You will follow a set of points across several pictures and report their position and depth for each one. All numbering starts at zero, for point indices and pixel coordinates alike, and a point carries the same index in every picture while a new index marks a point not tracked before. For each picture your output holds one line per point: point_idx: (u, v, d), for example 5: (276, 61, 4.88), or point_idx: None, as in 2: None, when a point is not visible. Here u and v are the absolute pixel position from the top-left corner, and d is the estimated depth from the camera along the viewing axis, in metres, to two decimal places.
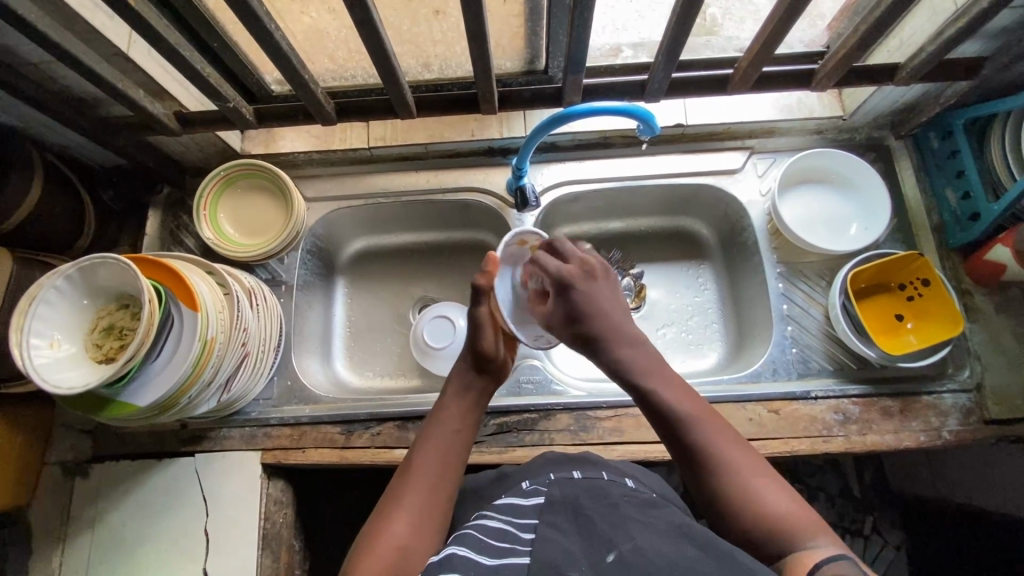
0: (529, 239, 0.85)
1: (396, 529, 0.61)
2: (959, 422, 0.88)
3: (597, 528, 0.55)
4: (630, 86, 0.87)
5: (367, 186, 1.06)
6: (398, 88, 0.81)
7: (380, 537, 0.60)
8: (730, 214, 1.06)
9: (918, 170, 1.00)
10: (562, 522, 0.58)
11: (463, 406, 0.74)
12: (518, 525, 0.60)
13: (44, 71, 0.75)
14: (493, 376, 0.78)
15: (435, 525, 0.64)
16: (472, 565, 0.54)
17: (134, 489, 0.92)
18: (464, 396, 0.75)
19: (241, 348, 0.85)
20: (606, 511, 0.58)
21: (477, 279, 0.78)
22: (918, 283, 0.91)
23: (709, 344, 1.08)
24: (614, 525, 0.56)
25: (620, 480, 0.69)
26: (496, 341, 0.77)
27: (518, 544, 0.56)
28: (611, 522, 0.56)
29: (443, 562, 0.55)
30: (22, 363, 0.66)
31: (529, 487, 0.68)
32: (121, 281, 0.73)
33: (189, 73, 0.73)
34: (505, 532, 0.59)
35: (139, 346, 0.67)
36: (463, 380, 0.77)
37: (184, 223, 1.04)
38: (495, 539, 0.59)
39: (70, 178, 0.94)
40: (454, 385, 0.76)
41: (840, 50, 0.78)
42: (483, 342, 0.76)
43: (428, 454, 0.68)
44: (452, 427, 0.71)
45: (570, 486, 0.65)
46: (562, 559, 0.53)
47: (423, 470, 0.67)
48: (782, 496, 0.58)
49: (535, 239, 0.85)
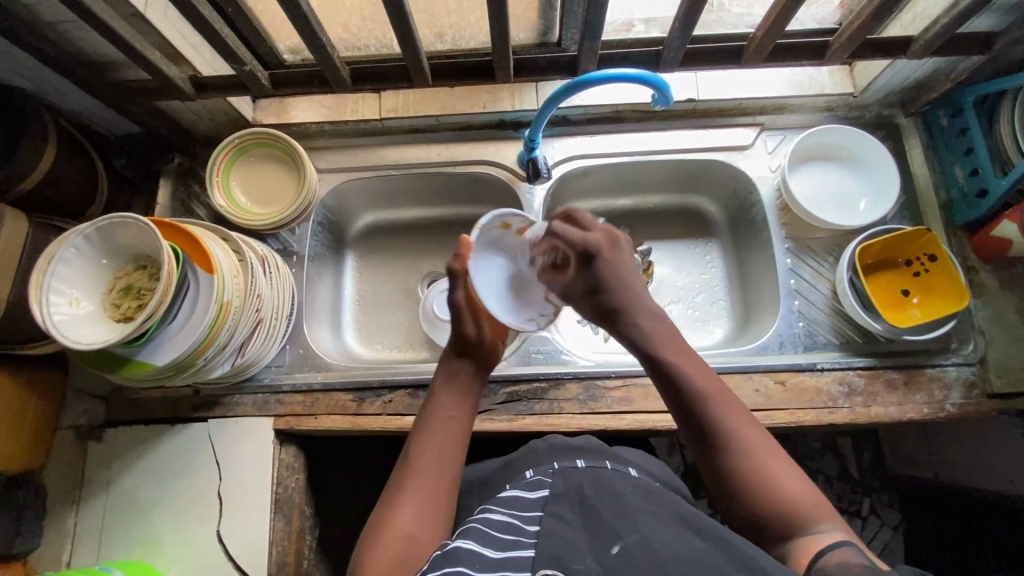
0: (512, 219, 0.78)
1: (401, 525, 0.63)
2: (962, 395, 0.90)
3: (603, 520, 0.59)
4: (646, 56, 0.88)
5: (378, 158, 1.06)
6: (414, 55, 0.81)
7: (387, 532, 0.62)
8: (739, 191, 1.06)
9: (927, 148, 1.00)
10: (567, 513, 0.61)
11: (457, 392, 0.75)
12: (525, 516, 0.62)
13: (61, 31, 0.76)
14: (478, 358, 0.79)
15: (439, 518, 0.66)
16: (477, 558, 0.56)
17: (148, 452, 0.93)
18: (455, 380, 0.76)
19: (255, 314, 0.85)
20: (611, 501, 0.61)
21: (452, 263, 0.79)
22: (925, 259, 0.92)
23: (716, 320, 1.09)
24: (620, 516, 0.58)
25: (623, 469, 0.73)
26: (475, 324, 0.78)
27: (524, 536, 0.59)
28: (617, 513, 0.59)
29: (449, 555, 0.56)
30: (42, 318, 0.67)
31: (534, 476, 0.71)
32: (139, 242, 0.74)
33: (207, 33, 0.73)
34: (511, 522, 0.61)
35: (158, 306, 0.68)
36: (451, 366, 0.78)
37: (195, 193, 1.04)
38: (502, 528, 0.60)
39: (83, 143, 0.94)
40: (445, 372, 0.78)
41: (856, 21, 0.78)
42: (462, 326, 0.78)
43: (426, 447, 0.70)
44: (447, 418, 0.73)
45: (573, 475, 0.68)
46: (568, 552, 0.55)
47: (424, 462, 0.68)
48: (792, 478, 0.61)
49: (518, 218, 0.78)
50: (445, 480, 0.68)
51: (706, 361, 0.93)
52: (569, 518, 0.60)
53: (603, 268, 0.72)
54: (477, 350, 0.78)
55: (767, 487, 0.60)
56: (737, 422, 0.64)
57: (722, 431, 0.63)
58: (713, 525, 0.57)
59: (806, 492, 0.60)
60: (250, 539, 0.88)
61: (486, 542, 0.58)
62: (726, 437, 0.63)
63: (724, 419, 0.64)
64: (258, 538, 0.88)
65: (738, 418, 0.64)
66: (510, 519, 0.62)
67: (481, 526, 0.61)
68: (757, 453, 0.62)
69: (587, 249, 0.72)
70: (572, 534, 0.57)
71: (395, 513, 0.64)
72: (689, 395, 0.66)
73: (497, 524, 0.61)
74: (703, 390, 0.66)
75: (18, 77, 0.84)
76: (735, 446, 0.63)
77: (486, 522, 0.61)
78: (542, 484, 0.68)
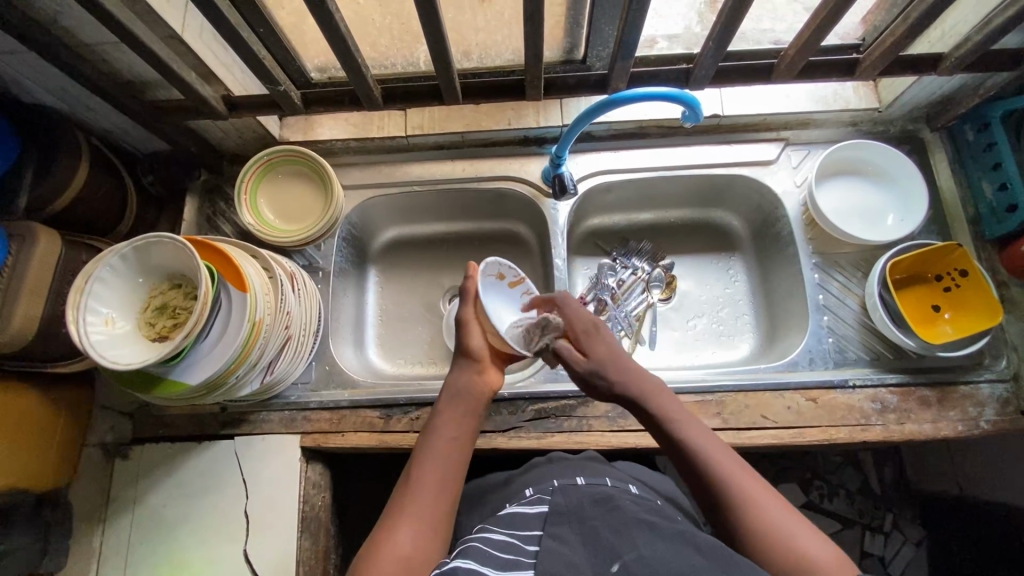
0: (507, 272, 0.82)
1: (400, 542, 0.61)
2: (996, 412, 0.89)
3: (602, 538, 0.56)
4: (675, 74, 0.89)
5: (402, 175, 1.07)
6: (448, 73, 0.81)
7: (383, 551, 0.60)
8: (764, 206, 1.06)
9: (954, 162, 1.00)
10: (567, 530, 0.59)
11: (457, 412, 0.75)
12: (523, 537, 0.60)
13: (100, 53, 0.77)
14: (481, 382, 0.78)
15: (434, 536, 0.63)
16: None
17: (174, 470, 0.93)
18: (460, 403, 0.76)
19: (284, 331, 0.85)
20: (612, 515, 0.60)
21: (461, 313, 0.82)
22: (956, 274, 0.92)
23: (741, 335, 1.08)
24: (617, 531, 0.57)
25: (623, 486, 0.71)
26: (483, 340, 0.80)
27: (524, 556, 0.57)
28: (615, 528, 0.57)
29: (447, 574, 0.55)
30: (80, 339, 0.67)
31: (534, 496, 0.69)
32: (175, 261, 0.74)
33: (246, 54, 0.74)
34: (511, 543, 0.59)
35: (195, 325, 0.68)
36: (456, 386, 0.78)
37: (221, 209, 1.04)
38: (501, 549, 0.59)
39: (112, 161, 0.95)
40: (449, 393, 0.77)
41: (888, 39, 0.79)
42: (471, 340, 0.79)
43: (430, 464, 0.69)
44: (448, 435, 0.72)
45: (577, 492, 0.66)
46: (568, 571, 0.53)
47: (424, 480, 0.67)
48: (813, 542, 0.58)
49: (512, 273, 0.83)
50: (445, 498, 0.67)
51: (736, 377, 0.92)
52: (570, 539, 0.58)
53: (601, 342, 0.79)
54: (484, 366, 0.79)
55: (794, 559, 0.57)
56: (762, 495, 0.62)
57: (745, 513, 0.61)
58: (710, 541, 0.55)
59: (813, 543, 0.58)
60: (275, 558, 0.88)
61: (486, 560, 0.57)
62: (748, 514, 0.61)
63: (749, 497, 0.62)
64: (285, 557, 0.88)
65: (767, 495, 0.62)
66: (508, 539, 0.60)
67: (480, 546, 0.60)
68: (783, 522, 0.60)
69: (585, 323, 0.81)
70: (572, 555, 0.55)
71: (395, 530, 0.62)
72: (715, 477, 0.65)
73: (496, 544, 0.60)
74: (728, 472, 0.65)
75: (53, 96, 0.85)
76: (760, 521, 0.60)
77: (486, 543, 0.60)
78: (541, 502, 0.66)
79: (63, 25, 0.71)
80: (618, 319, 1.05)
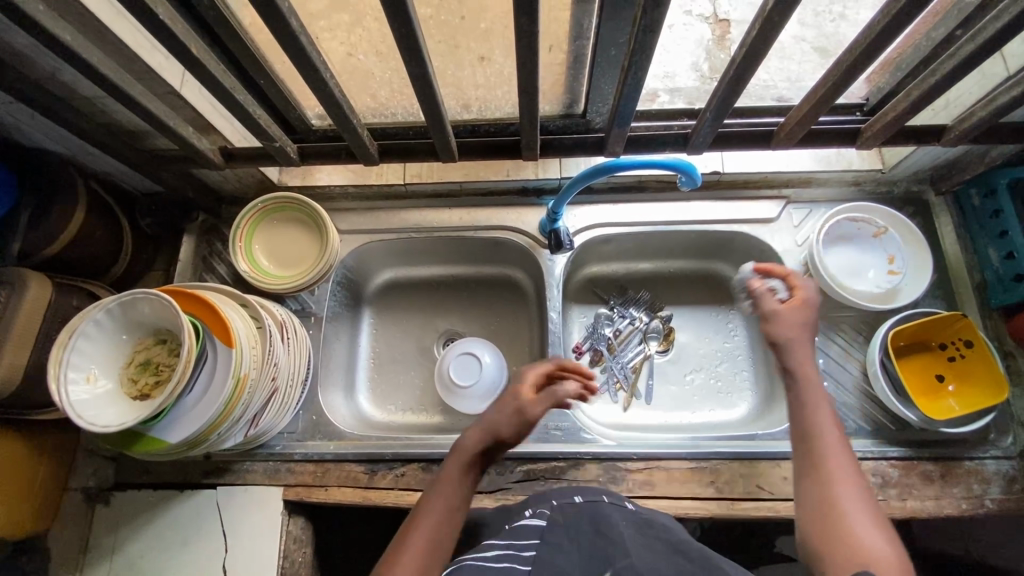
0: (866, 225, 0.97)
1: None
2: (1002, 491, 0.85)
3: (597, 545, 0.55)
4: (674, 137, 0.88)
5: (401, 221, 1.07)
6: (442, 132, 0.81)
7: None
8: (764, 262, 1.05)
9: (959, 227, 0.98)
10: (562, 541, 0.56)
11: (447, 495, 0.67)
12: (522, 545, 0.56)
13: (100, 106, 0.77)
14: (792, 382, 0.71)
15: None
16: None
17: (154, 519, 0.91)
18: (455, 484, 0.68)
19: (270, 384, 0.84)
20: (609, 535, 0.56)
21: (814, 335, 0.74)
22: (961, 344, 0.89)
23: (739, 393, 1.05)
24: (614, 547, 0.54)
25: (621, 505, 0.64)
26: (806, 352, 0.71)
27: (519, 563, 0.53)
28: (611, 543, 0.55)
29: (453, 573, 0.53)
30: (60, 398, 0.66)
31: (533, 513, 0.63)
32: (160, 315, 0.73)
33: (242, 115, 0.75)
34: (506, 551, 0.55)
35: (177, 386, 0.67)
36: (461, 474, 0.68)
37: (217, 251, 1.05)
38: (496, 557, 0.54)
39: (110, 204, 0.95)
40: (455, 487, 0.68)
41: (890, 113, 0.78)
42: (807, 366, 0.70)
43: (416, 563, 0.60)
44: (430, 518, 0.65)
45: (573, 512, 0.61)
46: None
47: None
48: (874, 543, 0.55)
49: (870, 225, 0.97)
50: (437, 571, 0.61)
51: (731, 443, 0.90)
52: (566, 547, 0.55)
53: (789, 322, 0.73)
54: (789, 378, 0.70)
55: (853, 557, 0.55)
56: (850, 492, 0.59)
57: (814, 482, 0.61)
58: (702, 553, 0.55)
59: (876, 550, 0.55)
60: None
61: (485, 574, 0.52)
62: (830, 505, 0.59)
63: (835, 489, 0.60)
64: None
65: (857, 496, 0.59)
66: (505, 552, 0.55)
67: (475, 561, 0.54)
68: (865, 531, 0.56)
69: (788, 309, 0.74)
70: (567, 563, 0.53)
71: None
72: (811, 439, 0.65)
73: (491, 557, 0.55)
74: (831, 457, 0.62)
75: (55, 142, 0.85)
76: (839, 520, 0.57)
77: (481, 558, 0.54)
78: (541, 516, 0.61)
79: (62, 81, 0.72)
80: (614, 370, 1.06)
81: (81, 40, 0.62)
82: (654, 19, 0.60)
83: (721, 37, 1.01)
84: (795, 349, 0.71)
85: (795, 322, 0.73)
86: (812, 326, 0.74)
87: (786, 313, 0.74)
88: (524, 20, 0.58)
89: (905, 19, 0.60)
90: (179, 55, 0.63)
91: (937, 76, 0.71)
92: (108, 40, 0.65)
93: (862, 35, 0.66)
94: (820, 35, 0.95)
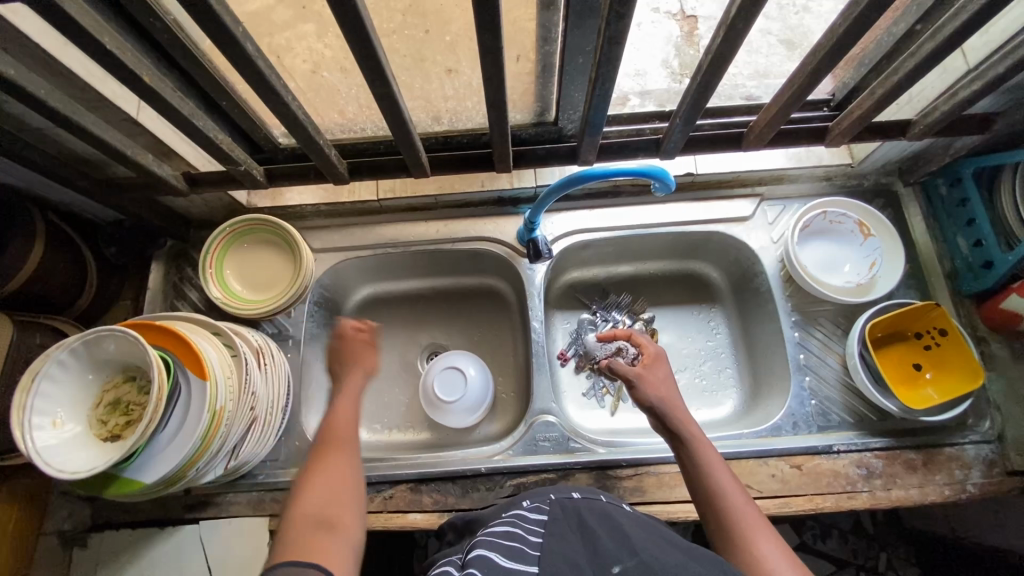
0: (847, 219, 0.98)
1: (331, 551, 0.57)
2: (983, 475, 0.87)
3: (601, 541, 0.53)
4: (646, 143, 0.89)
5: (376, 237, 1.05)
6: (413, 150, 0.79)
7: (309, 540, 0.57)
8: (741, 260, 1.05)
9: (927, 217, 1.00)
10: (567, 533, 0.55)
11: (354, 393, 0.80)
12: (528, 529, 0.57)
13: (54, 138, 0.74)
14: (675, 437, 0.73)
15: None
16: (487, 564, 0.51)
17: (135, 560, 0.88)
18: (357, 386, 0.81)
19: (250, 413, 0.82)
20: (610, 526, 0.55)
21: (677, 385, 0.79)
22: (935, 333, 0.91)
23: (724, 391, 1.05)
24: (618, 538, 0.53)
25: (619, 502, 0.64)
26: (680, 400, 0.75)
27: (529, 547, 0.54)
28: (614, 536, 0.53)
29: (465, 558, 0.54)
30: (25, 445, 0.63)
31: (532, 505, 0.64)
32: (129, 352, 0.70)
33: (203, 140, 0.72)
34: (515, 533, 0.56)
35: (148, 425, 0.64)
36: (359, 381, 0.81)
37: (188, 277, 1.02)
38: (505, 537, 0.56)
39: (71, 235, 0.92)
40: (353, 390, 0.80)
41: (856, 110, 0.79)
42: (684, 412, 0.74)
43: (335, 464, 0.68)
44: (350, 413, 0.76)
45: (573, 510, 0.60)
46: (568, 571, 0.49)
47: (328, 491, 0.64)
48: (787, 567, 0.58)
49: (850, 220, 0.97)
50: (356, 463, 0.70)
51: (718, 444, 0.91)
52: (571, 540, 0.54)
53: (657, 377, 0.77)
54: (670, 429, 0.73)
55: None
56: (758, 526, 0.63)
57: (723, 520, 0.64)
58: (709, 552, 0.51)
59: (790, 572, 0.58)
60: None
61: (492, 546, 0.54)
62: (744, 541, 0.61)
63: (745, 527, 0.62)
64: None
65: (764, 528, 0.63)
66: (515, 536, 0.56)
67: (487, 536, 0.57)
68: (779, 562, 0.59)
69: (649, 365, 0.79)
70: (572, 553, 0.52)
71: (323, 535, 0.59)
72: (708, 481, 0.67)
73: (503, 536, 0.56)
74: (735, 499, 0.65)
75: (8, 175, 0.82)
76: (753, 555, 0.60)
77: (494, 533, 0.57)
78: (541, 511, 0.62)
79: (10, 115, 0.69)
80: (600, 376, 1.06)
81: (28, 73, 0.59)
82: (619, 31, 0.60)
83: (689, 34, 1.02)
84: (671, 400, 0.75)
85: (657, 379, 0.77)
86: (668, 375, 0.78)
87: (646, 370, 0.79)
88: (486, 38, 0.57)
89: (865, 22, 0.61)
90: (131, 84, 0.61)
91: (900, 73, 0.72)
92: (57, 70, 0.63)
93: (824, 38, 0.66)
94: (785, 27, 0.98)
